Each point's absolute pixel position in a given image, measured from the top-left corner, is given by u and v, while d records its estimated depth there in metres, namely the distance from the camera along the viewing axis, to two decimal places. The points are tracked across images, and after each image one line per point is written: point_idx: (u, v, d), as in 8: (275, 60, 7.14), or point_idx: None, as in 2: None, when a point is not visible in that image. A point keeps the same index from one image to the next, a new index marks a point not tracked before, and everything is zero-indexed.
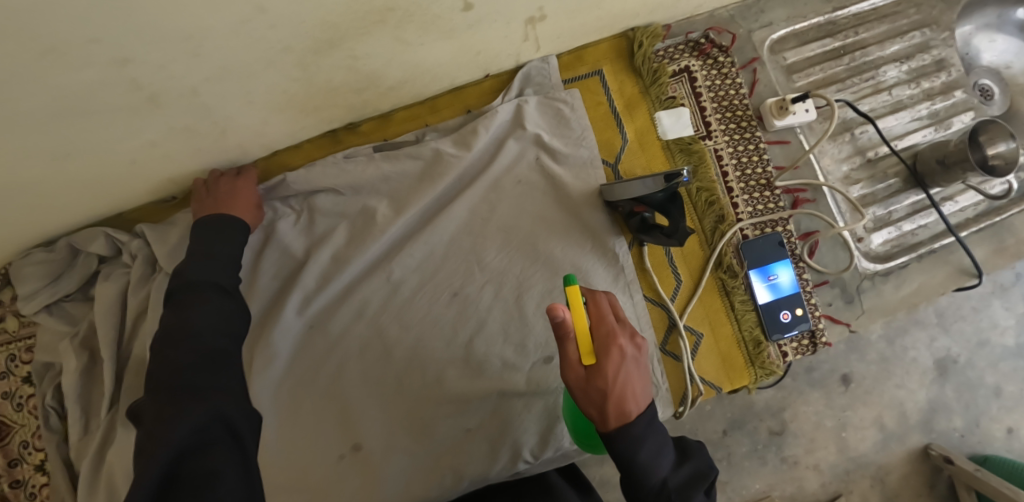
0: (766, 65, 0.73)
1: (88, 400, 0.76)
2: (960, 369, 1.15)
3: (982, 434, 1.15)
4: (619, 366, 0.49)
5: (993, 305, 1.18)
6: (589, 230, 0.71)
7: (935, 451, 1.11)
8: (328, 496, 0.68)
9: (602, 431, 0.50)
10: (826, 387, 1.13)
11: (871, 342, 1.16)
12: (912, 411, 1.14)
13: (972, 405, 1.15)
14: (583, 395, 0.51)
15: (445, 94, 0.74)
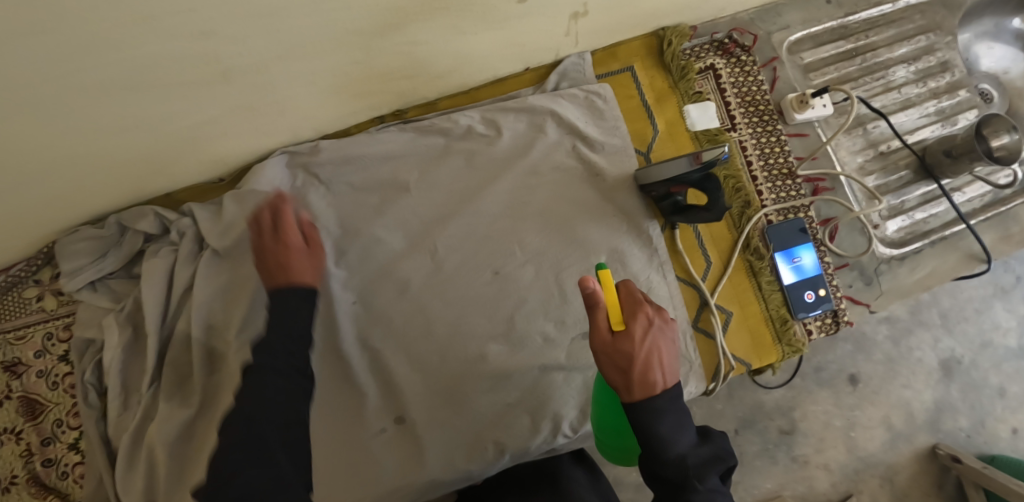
0: (785, 64, 0.78)
1: (128, 375, 0.77)
2: (964, 369, 1.21)
3: (987, 434, 1.19)
4: (648, 331, 0.51)
5: (995, 306, 1.25)
6: (624, 213, 0.76)
7: (942, 450, 1.15)
8: (369, 467, 0.71)
9: (627, 399, 0.50)
10: (834, 387, 1.19)
11: (878, 342, 1.22)
12: (918, 410, 1.19)
13: (977, 405, 1.20)
14: (609, 361, 0.52)
15: (486, 85, 0.79)
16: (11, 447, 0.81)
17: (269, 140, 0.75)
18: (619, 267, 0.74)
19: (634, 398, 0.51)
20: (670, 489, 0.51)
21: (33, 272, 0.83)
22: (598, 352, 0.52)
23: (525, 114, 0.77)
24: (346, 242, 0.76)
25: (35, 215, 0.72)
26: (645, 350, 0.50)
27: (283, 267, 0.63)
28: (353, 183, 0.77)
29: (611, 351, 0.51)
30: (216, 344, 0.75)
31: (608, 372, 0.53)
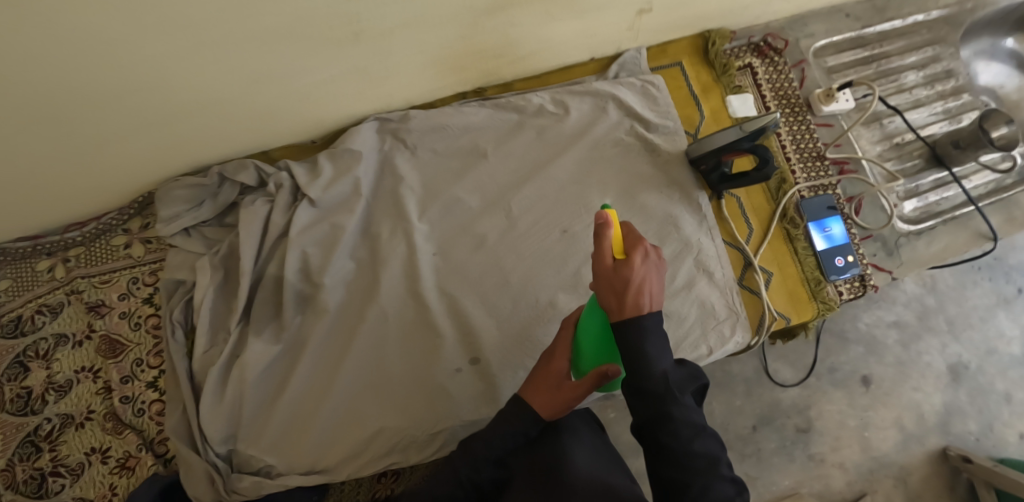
0: (811, 66, 0.91)
1: (217, 314, 0.83)
2: (971, 374, 1.31)
3: (996, 438, 1.27)
4: (645, 263, 0.58)
5: (998, 315, 1.34)
6: (677, 184, 0.86)
7: (954, 452, 1.23)
8: (446, 402, 0.79)
9: (617, 317, 0.57)
10: (847, 387, 1.28)
11: (889, 346, 1.32)
12: (928, 413, 1.28)
13: (984, 409, 1.29)
14: (606, 283, 0.58)
15: (555, 71, 0.91)
16: (88, 385, 0.85)
17: (367, 105, 0.85)
18: (672, 231, 0.84)
19: (623, 317, 0.57)
20: (648, 403, 0.58)
21: (123, 222, 0.90)
22: (599, 276, 0.59)
23: (591, 96, 0.88)
24: (429, 201, 0.85)
25: (154, 156, 0.81)
26: (640, 275, 0.56)
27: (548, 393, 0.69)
28: (437, 150, 0.87)
29: (611, 274, 0.58)
30: (306, 286, 0.82)
31: (604, 294, 0.59)
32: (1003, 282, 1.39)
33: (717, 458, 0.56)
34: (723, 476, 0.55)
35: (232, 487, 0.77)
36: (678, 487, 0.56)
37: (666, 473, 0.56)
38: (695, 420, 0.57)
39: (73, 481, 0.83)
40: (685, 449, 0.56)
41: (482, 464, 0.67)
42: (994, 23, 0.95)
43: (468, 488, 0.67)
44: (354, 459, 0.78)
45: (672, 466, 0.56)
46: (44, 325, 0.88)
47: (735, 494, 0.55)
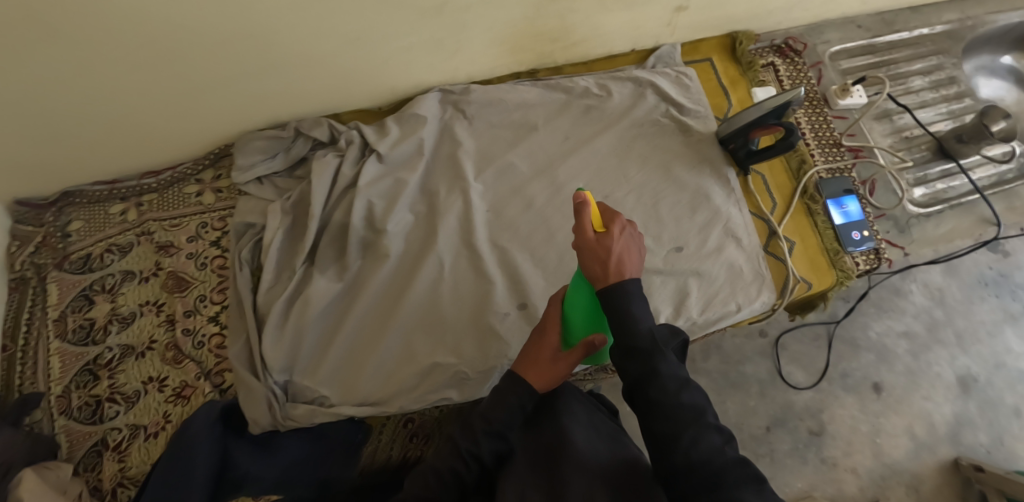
0: (827, 67, 1.03)
1: (282, 254, 0.89)
2: (980, 387, 1.37)
3: (1008, 451, 1.33)
4: (623, 233, 0.66)
5: (1004, 330, 1.43)
6: (708, 160, 0.94)
7: (965, 461, 1.29)
8: (494, 341, 0.84)
9: (603, 284, 0.65)
10: (860, 393, 1.36)
11: (900, 356, 1.40)
12: (939, 423, 1.35)
13: (994, 423, 1.35)
14: (589, 255, 0.66)
15: (599, 60, 1.02)
16: (151, 317, 0.90)
17: (433, 76, 0.95)
18: (704, 201, 0.92)
19: (607, 284, 0.65)
20: (636, 361, 0.64)
21: (197, 172, 0.97)
22: (583, 248, 0.66)
23: (632, 82, 0.98)
24: (484, 165, 0.94)
25: (239, 108, 0.90)
26: (619, 245, 0.64)
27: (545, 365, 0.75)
28: (492, 121, 0.96)
29: (593, 247, 0.65)
30: (369, 233, 0.89)
31: (588, 264, 0.67)
32: (1009, 299, 1.45)
33: (703, 409, 0.62)
34: (707, 425, 0.61)
35: (287, 415, 0.81)
36: (669, 438, 0.60)
37: (657, 427, 0.62)
38: (680, 375, 0.64)
39: (128, 408, 0.86)
40: (674, 401, 0.62)
41: (480, 436, 0.71)
42: (994, 41, 1.12)
43: (469, 461, 0.70)
44: (405, 394, 0.82)
45: (664, 419, 0.61)
46: (112, 262, 0.94)
47: (721, 441, 0.60)
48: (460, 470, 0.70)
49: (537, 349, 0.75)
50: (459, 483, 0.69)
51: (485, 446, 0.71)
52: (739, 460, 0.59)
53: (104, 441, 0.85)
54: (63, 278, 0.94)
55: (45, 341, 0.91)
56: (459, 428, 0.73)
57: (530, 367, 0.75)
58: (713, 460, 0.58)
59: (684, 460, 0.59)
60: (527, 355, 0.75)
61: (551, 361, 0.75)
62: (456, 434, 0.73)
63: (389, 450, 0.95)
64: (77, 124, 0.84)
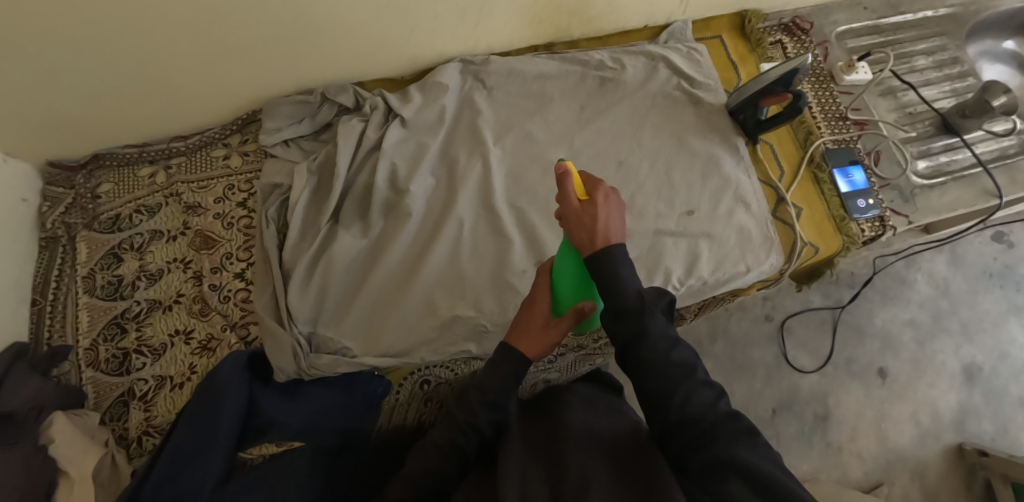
0: (833, 46, 1.08)
1: (308, 214, 0.91)
2: (985, 376, 1.52)
3: (1011, 439, 1.47)
4: (607, 201, 0.67)
5: (1010, 321, 1.57)
6: (720, 130, 0.97)
7: (970, 447, 1.43)
8: (512, 296, 0.86)
9: (590, 252, 0.66)
10: (864, 378, 1.50)
11: (905, 343, 1.54)
12: (944, 409, 1.49)
13: (998, 411, 1.49)
14: (576, 222, 0.67)
15: (614, 35, 1.06)
16: (178, 274, 0.93)
17: (455, 46, 0.99)
18: (714, 168, 0.94)
19: (595, 251, 0.66)
20: (626, 322, 0.66)
21: (225, 136, 1.01)
22: (568, 217, 0.67)
23: (645, 56, 1.02)
24: (504, 132, 0.97)
25: (270, 72, 0.93)
26: (604, 212, 0.65)
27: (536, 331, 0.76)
28: (511, 91, 0.99)
29: (579, 215, 0.66)
30: (392, 194, 0.91)
31: (575, 232, 0.67)
32: (1014, 290, 1.60)
33: (693, 367, 0.65)
34: (699, 382, 0.64)
35: (311, 363, 0.83)
36: (663, 397, 0.63)
37: (650, 387, 0.64)
38: (669, 334, 0.66)
39: (155, 360, 0.88)
40: (665, 359, 0.64)
41: (477, 408, 0.73)
42: (997, 27, 1.18)
43: (468, 433, 0.73)
44: (425, 346, 0.85)
45: (655, 378, 0.64)
46: (141, 222, 0.97)
47: (714, 397, 0.63)
48: (460, 442, 0.72)
49: (528, 318, 0.77)
50: (460, 454, 0.72)
51: (483, 418, 0.73)
52: (732, 415, 0.61)
53: (130, 392, 0.87)
54: (93, 238, 0.96)
55: (74, 297, 0.94)
56: (454, 402, 0.77)
57: (522, 335, 0.76)
58: (705, 415, 0.61)
59: (678, 417, 0.62)
60: (519, 326, 0.77)
61: (541, 327, 0.77)
62: (453, 408, 0.75)
63: (405, 414, 1.01)
64: (113, 83, 0.88)
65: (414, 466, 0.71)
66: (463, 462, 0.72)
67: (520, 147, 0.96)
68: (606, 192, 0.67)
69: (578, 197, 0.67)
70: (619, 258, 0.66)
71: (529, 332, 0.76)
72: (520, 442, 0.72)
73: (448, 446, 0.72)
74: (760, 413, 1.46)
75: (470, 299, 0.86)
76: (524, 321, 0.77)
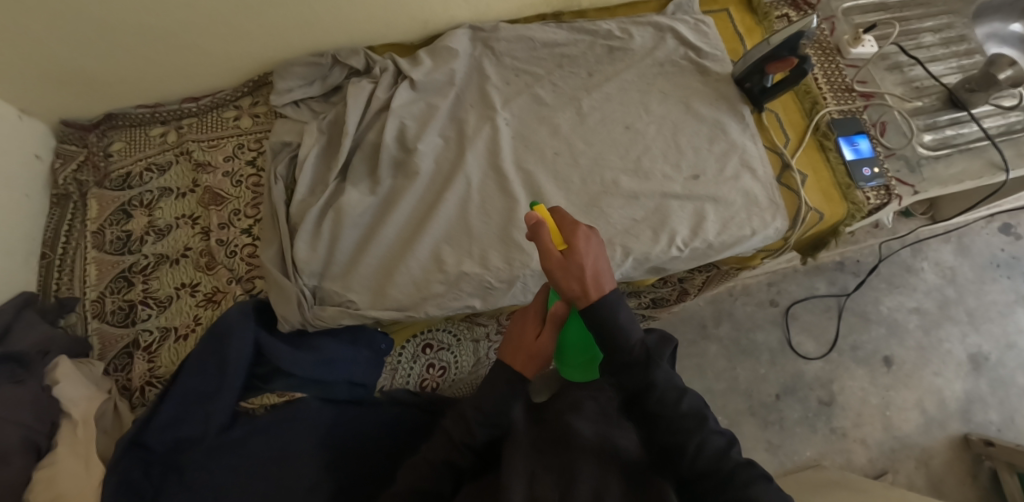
0: (840, 21, 1.09)
1: (316, 172, 0.92)
2: (991, 366, 1.50)
3: (1017, 429, 1.45)
4: (588, 244, 0.67)
5: (1018, 311, 1.55)
6: (727, 98, 0.98)
7: (975, 437, 1.42)
8: (518, 252, 0.85)
9: (585, 302, 0.67)
10: (869, 365, 1.50)
11: (911, 330, 1.54)
12: (949, 398, 1.48)
13: (1005, 402, 1.47)
14: (563, 274, 0.66)
15: (621, 7, 1.07)
16: (186, 230, 0.94)
17: (465, 11, 1.00)
18: (721, 133, 0.95)
19: (590, 300, 0.67)
20: (634, 374, 0.72)
21: (236, 98, 1.02)
22: (552, 268, 0.66)
23: (653, 26, 1.02)
24: (511, 96, 0.97)
25: (282, 33, 0.95)
26: (589, 258, 0.65)
27: (522, 345, 0.76)
28: (519, 57, 1.00)
29: (564, 266, 0.66)
30: (400, 152, 0.92)
31: (563, 283, 0.67)
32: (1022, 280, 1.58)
33: (703, 414, 0.70)
34: (711, 430, 0.69)
35: (316, 314, 0.84)
36: (677, 447, 0.69)
37: (662, 438, 0.71)
38: (676, 384, 0.72)
39: (160, 312, 0.89)
40: (674, 411, 0.70)
41: (475, 427, 0.75)
42: (1005, 9, 1.20)
43: (465, 452, 0.75)
44: (429, 300, 0.85)
45: (667, 430, 0.70)
46: (150, 180, 0.97)
47: (726, 443, 0.69)
48: (456, 459, 0.75)
49: (517, 331, 0.77)
50: (454, 469, 0.75)
51: (478, 435, 0.75)
52: (744, 460, 0.67)
53: (135, 343, 0.88)
54: (102, 195, 0.97)
55: (82, 251, 0.94)
56: (452, 419, 0.78)
57: (508, 344, 0.77)
58: (717, 464, 0.67)
59: (692, 470, 0.68)
60: (512, 342, 0.76)
61: (533, 338, 0.75)
62: (449, 425, 0.77)
63: (407, 376, 1.02)
64: (130, 41, 0.89)
65: (405, 482, 0.73)
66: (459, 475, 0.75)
67: (527, 109, 0.96)
68: (584, 235, 0.67)
69: (558, 247, 0.67)
70: (615, 304, 0.68)
71: (515, 344, 0.76)
72: (520, 456, 0.76)
73: (432, 461, 0.74)
74: (763, 397, 1.48)
75: (475, 255, 0.86)
76: (514, 334, 0.77)
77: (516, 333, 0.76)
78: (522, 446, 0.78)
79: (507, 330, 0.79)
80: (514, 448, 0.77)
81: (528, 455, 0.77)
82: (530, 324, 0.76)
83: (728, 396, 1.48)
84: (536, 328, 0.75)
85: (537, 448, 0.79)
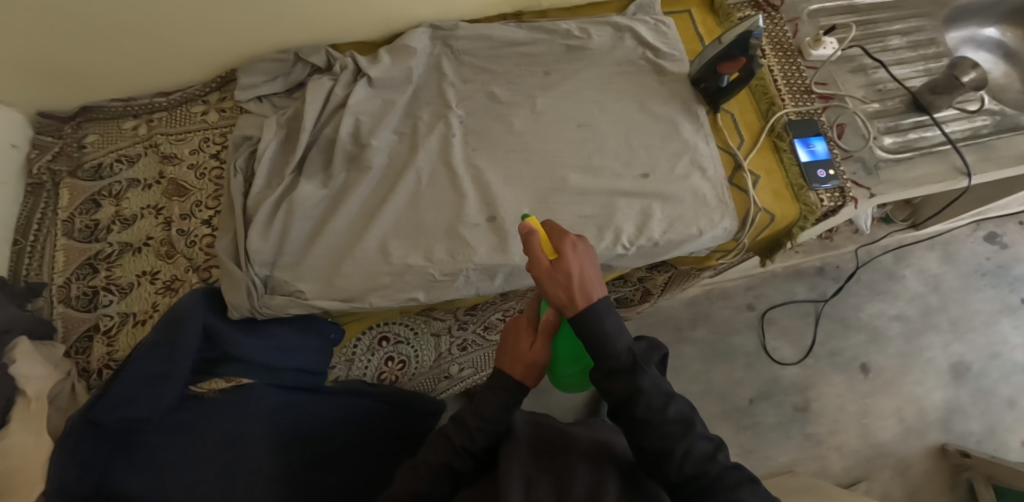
0: (804, 22, 1.08)
1: (275, 165, 0.95)
2: (973, 375, 1.48)
3: (999, 440, 1.42)
4: (576, 254, 0.70)
5: (1003, 322, 1.52)
6: (683, 98, 0.98)
7: (953, 447, 1.39)
8: (464, 247, 0.87)
9: (571, 309, 0.70)
10: (847, 371, 1.48)
11: (891, 339, 1.51)
12: (929, 407, 1.45)
13: (986, 412, 1.44)
14: (550, 282, 0.70)
15: (583, 7, 1.08)
16: (150, 220, 0.97)
17: (425, 10, 1.02)
18: (674, 133, 0.95)
19: (576, 309, 0.70)
20: (620, 380, 0.72)
21: (204, 94, 1.06)
22: (541, 276, 0.69)
23: (611, 26, 1.03)
24: (467, 94, 0.99)
25: (247, 30, 0.98)
26: (576, 267, 0.68)
27: (518, 354, 0.80)
28: (478, 55, 1.01)
29: (552, 274, 0.69)
30: (354, 147, 0.94)
31: (551, 290, 0.71)
32: (1008, 290, 1.56)
33: (690, 420, 0.71)
34: (697, 435, 0.70)
35: (264, 303, 0.86)
36: (664, 453, 0.69)
37: (648, 444, 0.70)
38: (664, 389, 0.72)
39: (121, 298, 0.92)
40: (662, 416, 0.70)
41: (475, 433, 0.79)
42: (983, 13, 1.20)
43: (463, 456, 0.79)
44: (373, 292, 0.87)
45: (654, 436, 0.70)
46: (120, 171, 1.01)
47: (713, 448, 0.70)
48: (455, 463, 0.79)
49: (513, 341, 0.81)
50: (453, 472, 0.79)
51: (478, 441, 0.79)
52: (730, 465, 0.68)
53: (96, 327, 0.91)
54: (74, 184, 1.01)
55: (53, 238, 0.97)
56: (452, 425, 0.81)
57: (506, 352, 0.82)
58: (704, 468, 0.68)
59: (679, 475, 0.68)
60: (509, 352, 0.81)
61: (530, 346, 0.80)
62: (449, 430, 0.81)
63: (365, 368, 1.05)
64: (104, 36, 0.93)
65: (403, 486, 0.77)
66: (456, 478, 0.79)
67: (482, 107, 0.97)
68: (572, 243, 0.70)
69: (547, 255, 0.70)
70: (603, 312, 0.71)
71: (512, 353, 0.81)
72: (516, 454, 0.76)
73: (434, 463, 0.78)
74: (737, 402, 1.46)
75: (420, 248, 0.88)
76: (511, 344, 0.82)
77: (512, 343, 0.81)
78: (519, 445, 0.78)
79: (501, 341, 0.84)
80: (512, 446, 0.78)
81: (527, 453, 0.77)
82: (524, 334, 0.81)
83: (703, 399, 1.47)
84: (530, 336, 0.81)
85: (535, 449, 0.79)
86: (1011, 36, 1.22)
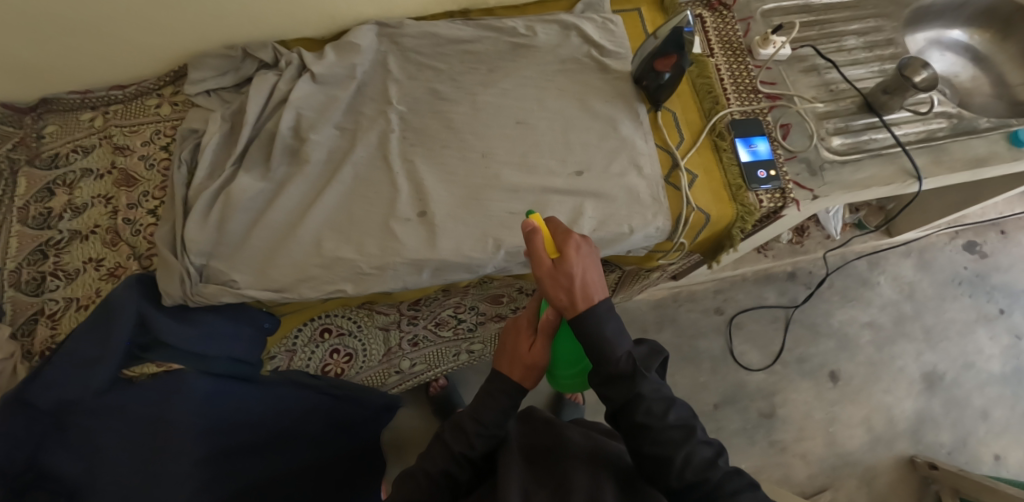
0: (757, 22, 1.07)
1: (217, 157, 0.96)
2: (945, 385, 1.44)
3: (970, 453, 1.38)
4: (579, 256, 0.69)
5: (978, 332, 1.49)
6: (625, 96, 0.98)
7: (921, 459, 1.35)
8: (394, 241, 0.88)
9: (572, 312, 0.69)
10: (814, 378, 1.45)
11: (862, 346, 1.48)
12: (899, 416, 1.42)
13: (958, 423, 1.41)
14: (552, 285, 0.69)
15: (530, 5, 1.09)
16: (99, 208, 1.00)
17: (370, 8, 1.03)
18: (613, 130, 0.95)
19: (576, 311, 0.70)
20: (618, 387, 0.73)
21: (158, 88, 1.09)
22: (543, 276, 0.69)
23: (558, 24, 1.04)
24: (408, 90, 1.00)
25: (198, 26, 1.00)
26: (578, 269, 0.68)
27: (518, 355, 0.81)
28: (422, 51, 1.02)
29: (554, 275, 0.68)
30: (295, 141, 0.96)
31: (552, 292, 0.70)
32: (985, 300, 1.53)
33: (691, 426, 0.72)
34: (698, 441, 0.71)
35: (197, 291, 0.88)
36: (665, 459, 0.70)
37: (648, 449, 0.71)
38: (664, 394, 0.72)
39: (67, 283, 0.95)
40: (662, 423, 0.71)
41: (474, 439, 0.79)
42: (948, 16, 1.18)
43: (461, 462, 0.79)
44: (303, 283, 0.88)
45: (654, 442, 0.70)
46: (75, 161, 1.04)
47: (712, 454, 0.71)
48: (455, 471, 0.78)
49: (512, 343, 0.82)
50: (452, 483, 0.77)
51: (478, 448, 0.79)
52: (729, 471, 0.70)
53: (42, 311, 0.94)
54: (31, 173, 1.04)
55: (8, 225, 1.00)
56: (450, 430, 0.81)
57: (504, 355, 0.82)
58: (705, 475, 0.69)
59: (681, 481, 0.69)
60: (509, 354, 0.82)
61: (529, 348, 0.81)
62: (449, 436, 0.80)
63: (308, 359, 1.07)
64: (60, 31, 0.95)
65: (403, 492, 0.76)
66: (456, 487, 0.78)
67: (422, 103, 0.98)
68: (575, 245, 0.70)
69: (549, 254, 0.69)
70: (603, 314, 0.70)
71: (511, 354, 0.81)
72: (510, 461, 0.76)
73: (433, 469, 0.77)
74: (701, 406, 1.43)
75: (351, 240, 0.89)
76: (511, 345, 0.82)
77: (512, 344, 0.82)
78: (516, 454, 0.78)
79: (501, 343, 0.84)
80: (510, 453, 0.78)
81: (522, 461, 0.77)
82: (523, 336, 0.81)
83: None
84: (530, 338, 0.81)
85: (531, 456, 0.79)
86: (978, 39, 1.20)
